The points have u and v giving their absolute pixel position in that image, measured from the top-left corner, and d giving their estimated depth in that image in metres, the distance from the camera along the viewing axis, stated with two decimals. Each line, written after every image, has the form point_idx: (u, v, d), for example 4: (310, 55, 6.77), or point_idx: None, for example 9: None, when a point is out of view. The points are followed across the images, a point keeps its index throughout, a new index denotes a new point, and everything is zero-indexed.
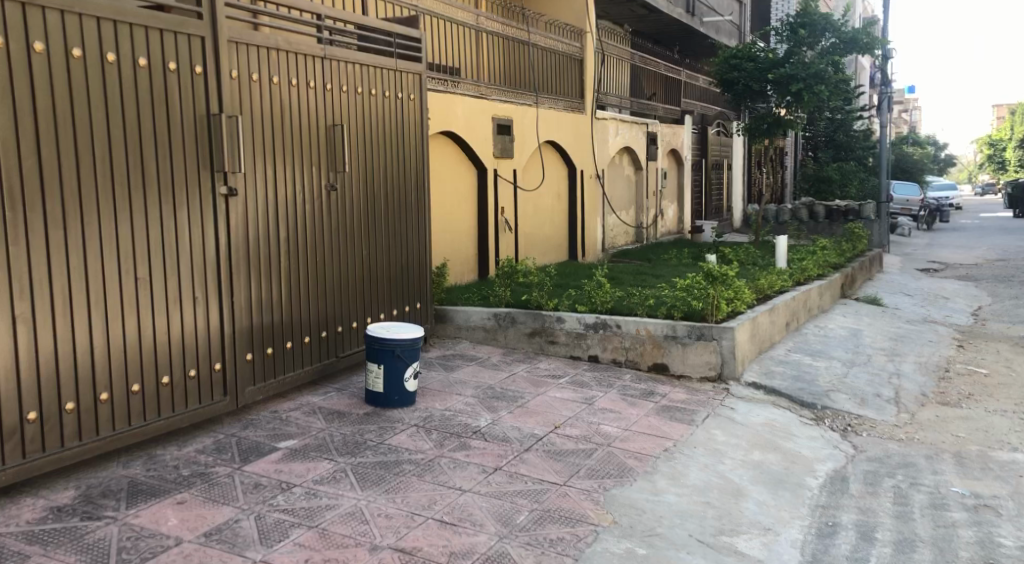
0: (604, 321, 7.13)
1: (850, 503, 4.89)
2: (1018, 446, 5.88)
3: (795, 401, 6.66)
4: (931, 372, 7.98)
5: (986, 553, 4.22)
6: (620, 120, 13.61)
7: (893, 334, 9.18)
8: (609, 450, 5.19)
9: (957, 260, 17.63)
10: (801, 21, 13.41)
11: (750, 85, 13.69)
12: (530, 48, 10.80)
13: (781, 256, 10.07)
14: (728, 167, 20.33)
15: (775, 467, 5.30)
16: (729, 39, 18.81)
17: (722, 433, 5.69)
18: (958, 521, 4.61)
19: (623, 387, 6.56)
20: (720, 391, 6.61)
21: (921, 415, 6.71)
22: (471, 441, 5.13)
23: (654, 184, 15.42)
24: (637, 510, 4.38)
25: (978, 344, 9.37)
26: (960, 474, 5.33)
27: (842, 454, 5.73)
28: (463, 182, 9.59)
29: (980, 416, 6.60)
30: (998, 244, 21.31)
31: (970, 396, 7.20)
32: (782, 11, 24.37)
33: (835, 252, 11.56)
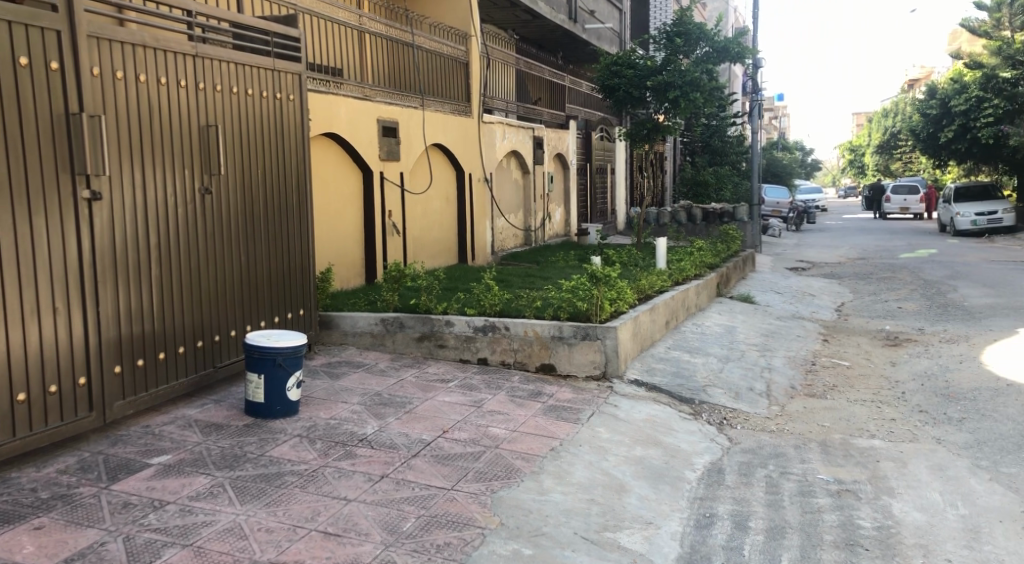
0: (492, 324, 7.17)
1: (726, 493, 5.09)
2: (876, 433, 6.27)
3: (675, 396, 6.89)
4: (799, 366, 8.43)
5: (847, 535, 4.47)
6: (507, 123, 13.71)
7: (765, 331, 9.65)
8: (496, 452, 5.22)
9: (822, 259, 18.68)
10: (678, 29, 13.87)
11: (630, 92, 14.09)
12: (414, 50, 10.75)
13: (661, 257, 10.41)
14: (612, 171, 20.87)
15: (656, 462, 5.47)
16: (611, 46, 19.30)
17: (606, 430, 5.83)
18: (823, 506, 4.88)
19: (511, 389, 6.60)
20: (605, 389, 6.76)
21: (790, 406, 7.06)
22: (357, 449, 5.05)
23: (541, 187, 15.62)
24: (524, 511, 4.42)
25: (841, 338, 9.96)
26: (825, 461, 5.64)
27: (718, 447, 5.96)
28: (349, 185, 9.43)
29: (842, 406, 7.01)
30: (860, 243, 22.71)
31: (834, 388, 7.65)
32: (660, 19, 25.25)
33: (711, 253, 12.03)
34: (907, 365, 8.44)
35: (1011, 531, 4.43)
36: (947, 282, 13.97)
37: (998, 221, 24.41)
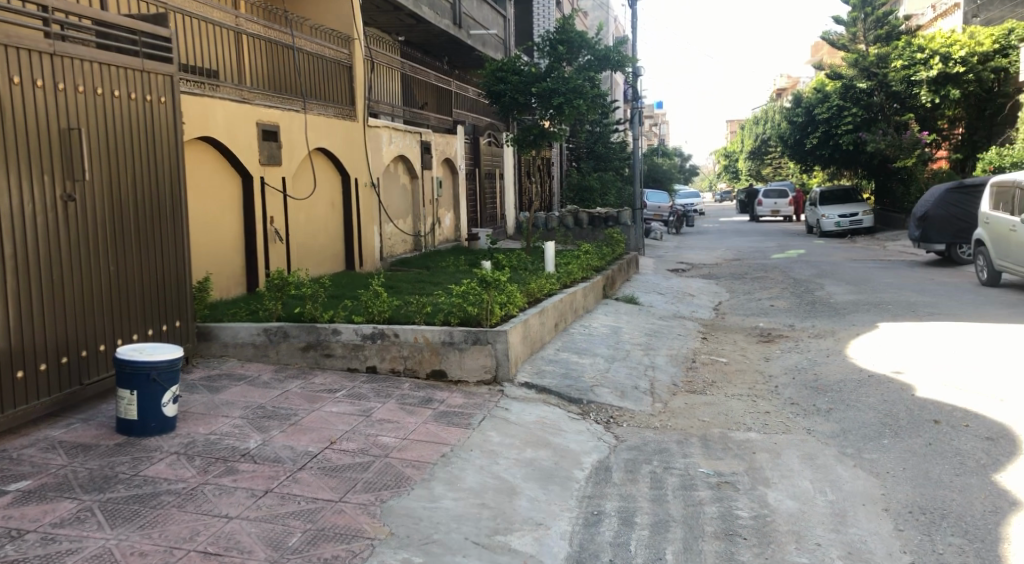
0: (381, 331, 7.08)
1: (613, 491, 5.20)
2: (752, 426, 6.56)
3: (564, 397, 6.99)
4: (680, 363, 8.72)
5: (726, 525, 4.65)
6: (393, 127, 13.59)
7: (649, 331, 9.93)
8: (386, 461, 5.15)
9: (701, 261, 19.41)
10: (560, 37, 14.14)
11: (515, 98, 14.22)
12: (295, 53, 10.50)
13: (549, 261, 10.56)
14: (500, 177, 21.01)
15: (546, 463, 5.52)
16: (496, 52, 19.45)
17: (497, 434, 5.85)
18: (704, 498, 5.06)
19: (401, 396, 6.53)
20: (495, 392, 6.79)
21: (672, 403, 7.29)
22: (239, 464, 4.88)
23: (430, 192, 15.55)
24: (414, 519, 4.38)
25: (719, 335, 10.37)
26: (706, 455, 5.85)
27: (606, 445, 6.08)
28: (227, 191, 9.11)
29: (721, 401, 7.30)
30: (735, 245, 23.70)
31: (713, 384, 7.96)
32: (544, 27, 25.66)
33: (597, 256, 12.29)
34: (779, 359, 8.87)
35: (874, 513, 4.72)
36: (814, 280, 14.78)
37: (859, 223, 25.94)
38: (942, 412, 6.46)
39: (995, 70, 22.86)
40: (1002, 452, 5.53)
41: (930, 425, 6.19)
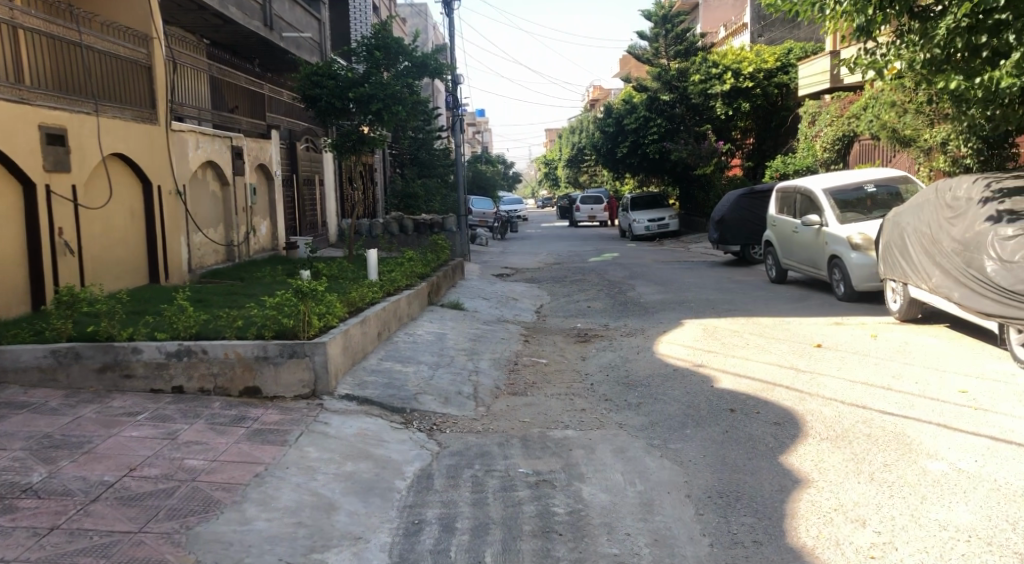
0: (188, 348, 6.67)
1: (434, 498, 5.17)
2: (569, 423, 6.76)
3: (386, 407, 6.89)
4: (502, 366, 8.86)
5: (544, 523, 4.76)
6: (201, 132, 12.89)
7: (472, 335, 10.01)
8: (193, 485, 4.85)
9: (524, 265, 19.85)
10: (376, 43, 13.97)
11: (332, 103, 13.86)
12: (83, 50, 9.72)
13: (372, 269, 10.39)
14: (320, 183, 20.50)
15: (367, 475, 5.41)
16: (311, 56, 18.96)
17: (315, 449, 5.67)
18: (523, 498, 5.15)
19: (210, 416, 6.18)
20: (314, 407, 6.57)
21: (494, 406, 7.37)
22: (20, 501, 4.42)
23: (243, 199, 14.89)
24: (223, 544, 4.16)
25: (540, 337, 10.64)
26: (526, 455, 5.96)
27: (428, 453, 6.04)
28: (4, 199, 8.27)
29: (541, 401, 7.47)
30: (556, 249, 24.44)
31: (534, 384, 8.14)
32: (360, 31, 25.35)
33: (420, 262, 12.23)
34: (596, 358, 9.22)
35: (678, 500, 5.00)
36: (628, 282, 15.52)
37: (666, 227, 27.64)
38: (738, 401, 6.96)
39: (778, 86, 25.52)
40: (787, 434, 6.04)
41: (727, 413, 6.65)
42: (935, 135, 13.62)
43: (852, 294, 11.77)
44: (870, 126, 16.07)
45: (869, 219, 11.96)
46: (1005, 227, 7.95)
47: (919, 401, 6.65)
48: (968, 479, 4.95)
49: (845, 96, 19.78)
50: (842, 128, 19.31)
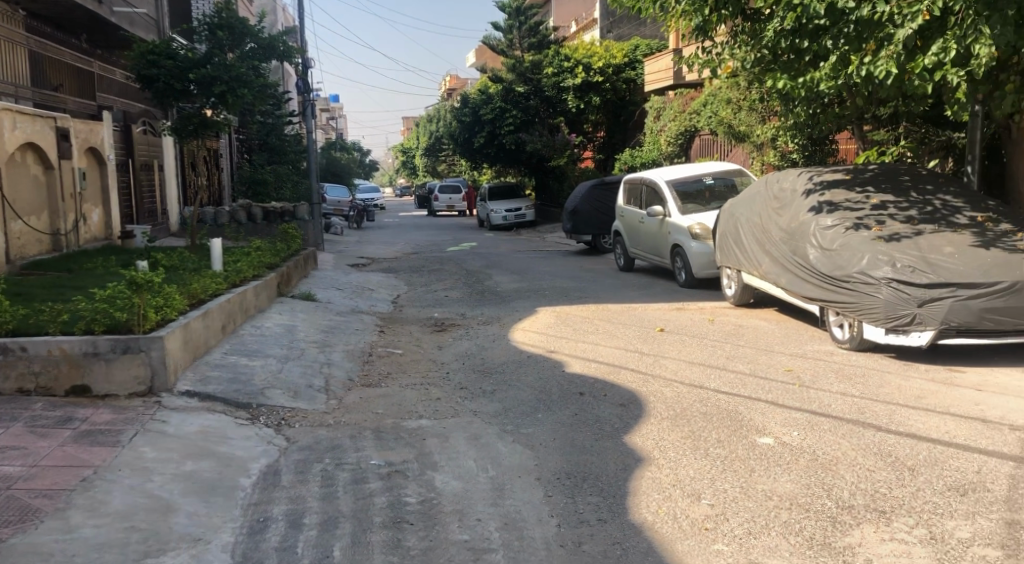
0: (3, 345, 6.16)
1: (281, 494, 5.02)
2: (424, 413, 6.73)
3: (230, 403, 6.61)
4: (356, 357, 8.70)
5: (394, 513, 4.72)
6: (19, 111, 11.88)
7: (325, 327, 9.77)
8: (9, 494, 4.48)
9: (380, 255, 19.58)
10: (219, 22, 13.38)
11: (170, 83, 13.08)
12: None
13: (216, 259, 9.94)
14: (160, 168, 19.39)
15: (208, 474, 5.18)
16: (147, 33, 17.83)
17: (151, 449, 5.37)
18: (373, 490, 5.08)
19: (32, 418, 5.73)
20: (151, 404, 6.21)
21: (347, 399, 7.23)
22: None
23: (71, 185, 13.85)
24: (42, 556, 3.87)
25: (395, 328, 10.53)
26: (378, 447, 5.88)
27: (275, 448, 5.85)
28: None
29: (395, 392, 7.40)
30: (413, 239, 24.27)
31: (388, 375, 8.06)
32: (202, 10, 24.11)
33: (269, 252, 11.81)
34: (451, 347, 9.24)
35: (528, 483, 5.09)
36: (484, 271, 15.62)
37: (522, 216, 28.03)
38: (587, 385, 7.18)
39: (626, 81, 26.75)
40: (632, 415, 6.28)
41: (577, 397, 6.85)
42: (766, 132, 14.54)
43: (693, 280, 12.42)
44: (709, 122, 16.95)
45: (708, 210, 12.61)
46: (825, 218, 8.63)
47: (751, 380, 7.09)
48: (791, 451, 5.33)
49: (686, 93, 20.73)
50: (684, 123, 20.25)
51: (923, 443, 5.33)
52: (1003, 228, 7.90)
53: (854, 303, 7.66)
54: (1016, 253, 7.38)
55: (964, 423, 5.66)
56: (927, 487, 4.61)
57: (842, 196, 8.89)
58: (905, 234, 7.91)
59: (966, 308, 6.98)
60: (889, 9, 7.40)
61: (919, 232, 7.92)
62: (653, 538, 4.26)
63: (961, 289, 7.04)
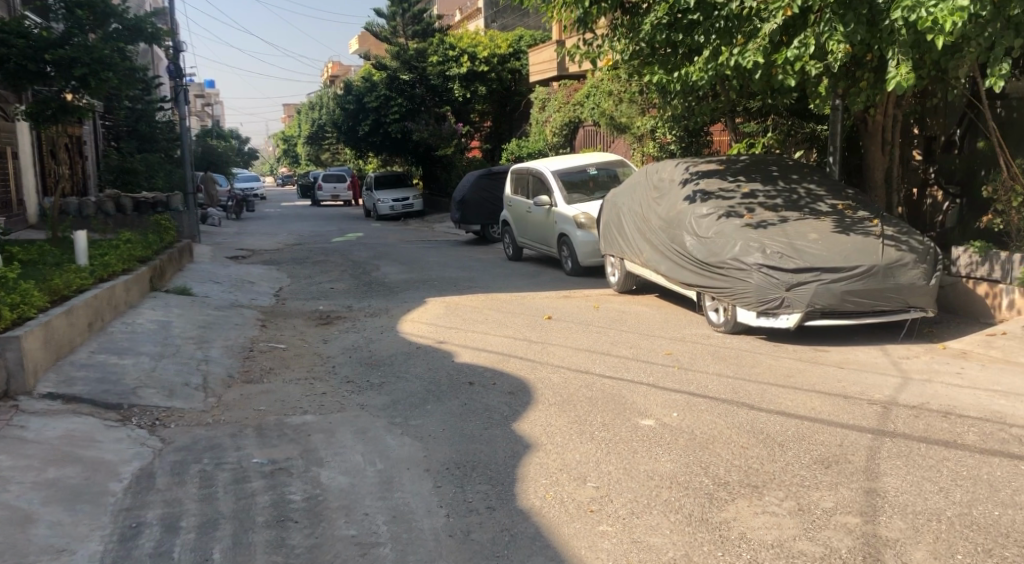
0: None
1: (154, 498, 4.80)
2: (308, 408, 6.57)
3: (98, 405, 6.27)
4: (236, 353, 8.40)
5: (278, 512, 4.60)
6: None
7: (202, 322, 9.39)
8: None
9: (261, 247, 18.97)
10: (78, 0, 12.54)
11: (24, 65, 12.17)
12: None
13: (80, 253, 9.38)
14: (15, 156, 18.09)
15: (74, 480, 4.89)
16: None
17: (9, 457, 5.02)
18: (255, 489, 4.93)
19: None
20: (7, 409, 5.81)
21: (227, 396, 6.98)
22: None
23: None
24: None
25: (278, 322, 10.23)
26: (260, 445, 5.71)
27: (149, 451, 5.58)
28: None
29: (278, 388, 7.19)
30: (296, 229, 23.63)
31: (270, 371, 7.82)
32: None
33: (140, 245, 11.24)
34: (337, 340, 9.06)
35: (417, 475, 5.05)
36: (371, 262, 15.39)
37: (409, 206, 27.77)
38: (475, 374, 7.20)
39: (511, 71, 27.10)
40: (520, 403, 6.33)
41: (466, 386, 6.85)
42: (646, 123, 14.95)
43: (579, 268, 12.69)
44: (592, 113, 17.27)
45: (592, 200, 12.85)
46: (701, 206, 8.95)
47: (634, 364, 7.28)
48: (670, 432, 5.52)
49: (570, 84, 20.96)
50: (568, 114, 20.56)
51: (792, 420, 5.62)
52: (860, 215, 8.42)
53: (729, 288, 7.99)
54: (872, 238, 7.88)
55: (829, 400, 6.00)
56: (796, 461, 4.87)
57: (715, 185, 9.26)
58: (772, 221, 8.32)
59: (828, 291, 7.41)
60: (755, 4, 7.74)
61: (784, 219, 8.33)
62: (540, 523, 4.32)
63: (824, 273, 7.46)
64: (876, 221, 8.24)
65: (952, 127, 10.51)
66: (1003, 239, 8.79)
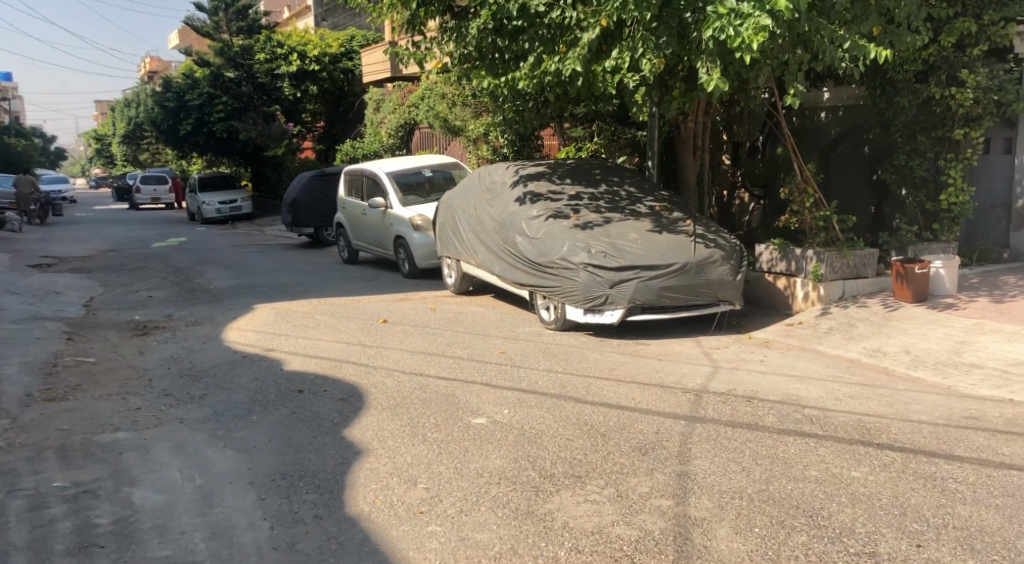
0: None
1: None
2: (120, 425, 6.18)
3: None
4: (36, 370, 7.74)
5: (81, 538, 4.29)
6: None
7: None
8: None
9: (70, 254, 17.57)
10: None
11: None
12: None
13: None
14: None
15: None
16: None
17: None
18: (55, 515, 4.58)
19: None
20: None
21: (24, 417, 6.42)
22: None
23: None
24: None
25: (87, 334, 9.53)
26: (62, 467, 5.31)
27: None
28: None
29: (85, 405, 6.71)
30: (111, 235, 22.04)
31: (77, 388, 7.27)
32: None
33: None
34: (155, 352, 8.56)
35: (239, 489, 4.88)
36: (194, 268, 14.65)
37: (239, 209, 26.66)
38: (304, 381, 7.03)
39: (344, 71, 26.59)
40: (351, 409, 6.25)
41: (295, 394, 6.68)
42: (479, 126, 15.17)
43: (416, 270, 12.71)
44: (426, 115, 17.27)
45: (428, 202, 12.87)
46: (530, 208, 9.18)
47: (467, 364, 7.37)
48: (501, 428, 5.63)
49: (404, 86, 20.83)
50: (403, 116, 20.47)
51: (613, 411, 5.89)
52: (675, 216, 8.93)
53: (559, 287, 8.24)
54: (685, 238, 8.37)
55: (647, 390, 6.33)
56: (617, 449, 5.11)
57: (544, 187, 9.54)
58: (596, 222, 8.66)
59: (648, 288, 7.83)
60: (576, 14, 8.12)
61: (607, 220, 8.71)
62: (368, 529, 4.28)
63: (644, 271, 7.86)
64: (689, 221, 8.77)
65: (755, 133, 11.34)
66: (800, 236, 9.62)
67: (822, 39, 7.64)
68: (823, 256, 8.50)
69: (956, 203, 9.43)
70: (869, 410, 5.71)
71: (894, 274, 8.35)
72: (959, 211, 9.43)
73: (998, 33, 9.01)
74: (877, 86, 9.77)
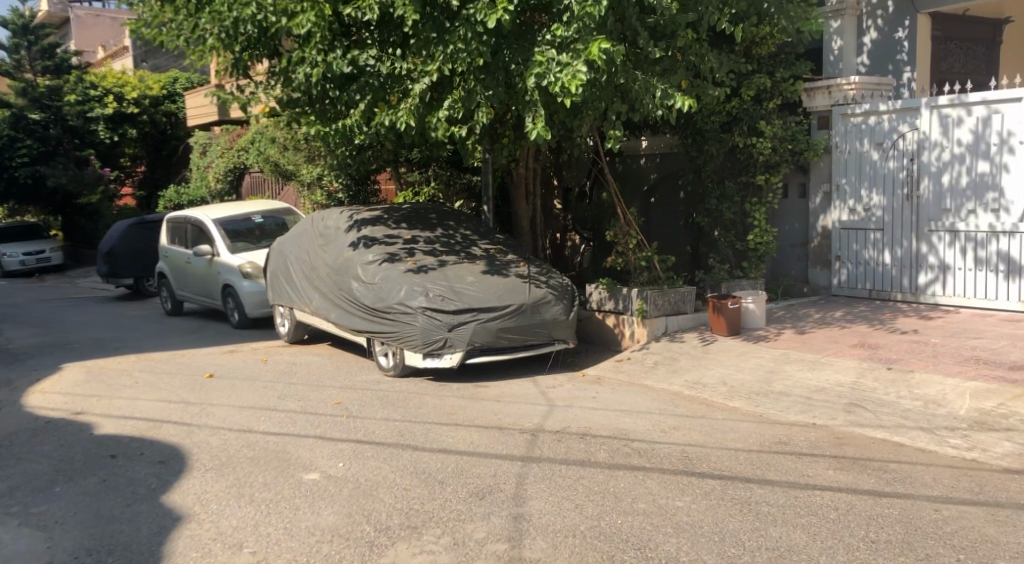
0: None
1: None
2: None
3: None
4: None
5: None
6: None
7: None
8: None
9: None
10: None
11: None
12: None
13: None
14: None
15: None
16: None
17: None
18: None
19: None
20: None
21: None
22: None
23: None
24: None
25: None
26: None
27: None
28: None
29: None
30: None
31: None
32: None
33: None
34: None
35: None
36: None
37: (47, 260, 24.64)
38: (118, 446, 6.53)
39: (165, 115, 25.98)
40: (171, 472, 5.86)
41: (108, 460, 6.18)
42: (311, 171, 14.95)
43: (247, 320, 12.20)
44: (254, 159, 16.81)
45: (258, 248, 12.45)
46: (366, 253, 9.08)
47: (299, 417, 7.11)
48: (335, 482, 5.46)
49: (233, 129, 20.27)
50: (231, 161, 19.83)
51: (449, 456, 5.86)
52: (508, 258, 9.12)
53: (396, 332, 8.16)
54: (520, 279, 8.55)
55: (483, 433, 6.35)
56: (454, 496, 5.08)
57: (379, 232, 9.47)
58: (432, 265, 8.69)
59: (485, 330, 7.91)
60: (406, 65, 8.42)
61: (443, 263, 8.75)
62: None
63: (481, 313, 7.94)
64: (522, 263, 8.97)
65: (583, 179, 11.85)
66: (626, 275, 10.06)
67: (638, 90, 8.14)
68: (646, 295, 8.93)
69: (762, 242, 10.15)
70: (692, 440, 6.00)
71: (711, 310, 8.89)
72: (765, 250, 10.15)
73: (789, 88, 9.99)
74: (689, 136, 10.52)
